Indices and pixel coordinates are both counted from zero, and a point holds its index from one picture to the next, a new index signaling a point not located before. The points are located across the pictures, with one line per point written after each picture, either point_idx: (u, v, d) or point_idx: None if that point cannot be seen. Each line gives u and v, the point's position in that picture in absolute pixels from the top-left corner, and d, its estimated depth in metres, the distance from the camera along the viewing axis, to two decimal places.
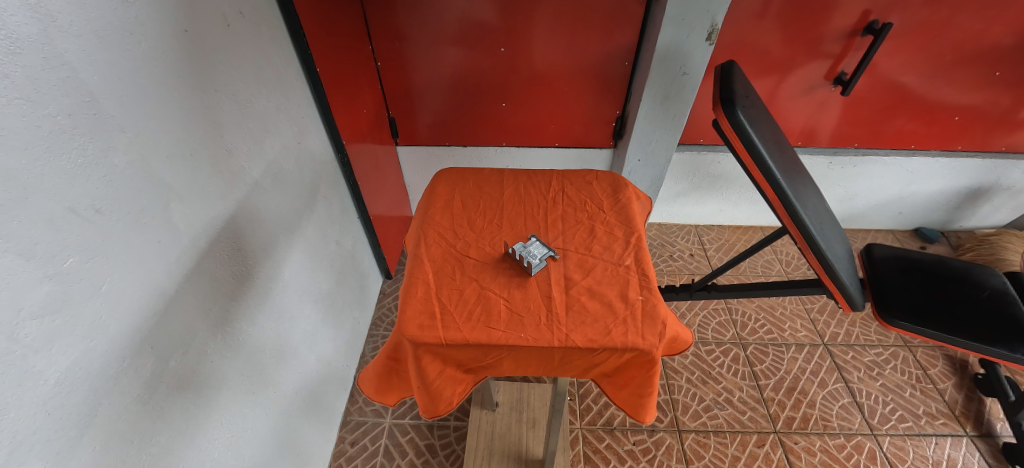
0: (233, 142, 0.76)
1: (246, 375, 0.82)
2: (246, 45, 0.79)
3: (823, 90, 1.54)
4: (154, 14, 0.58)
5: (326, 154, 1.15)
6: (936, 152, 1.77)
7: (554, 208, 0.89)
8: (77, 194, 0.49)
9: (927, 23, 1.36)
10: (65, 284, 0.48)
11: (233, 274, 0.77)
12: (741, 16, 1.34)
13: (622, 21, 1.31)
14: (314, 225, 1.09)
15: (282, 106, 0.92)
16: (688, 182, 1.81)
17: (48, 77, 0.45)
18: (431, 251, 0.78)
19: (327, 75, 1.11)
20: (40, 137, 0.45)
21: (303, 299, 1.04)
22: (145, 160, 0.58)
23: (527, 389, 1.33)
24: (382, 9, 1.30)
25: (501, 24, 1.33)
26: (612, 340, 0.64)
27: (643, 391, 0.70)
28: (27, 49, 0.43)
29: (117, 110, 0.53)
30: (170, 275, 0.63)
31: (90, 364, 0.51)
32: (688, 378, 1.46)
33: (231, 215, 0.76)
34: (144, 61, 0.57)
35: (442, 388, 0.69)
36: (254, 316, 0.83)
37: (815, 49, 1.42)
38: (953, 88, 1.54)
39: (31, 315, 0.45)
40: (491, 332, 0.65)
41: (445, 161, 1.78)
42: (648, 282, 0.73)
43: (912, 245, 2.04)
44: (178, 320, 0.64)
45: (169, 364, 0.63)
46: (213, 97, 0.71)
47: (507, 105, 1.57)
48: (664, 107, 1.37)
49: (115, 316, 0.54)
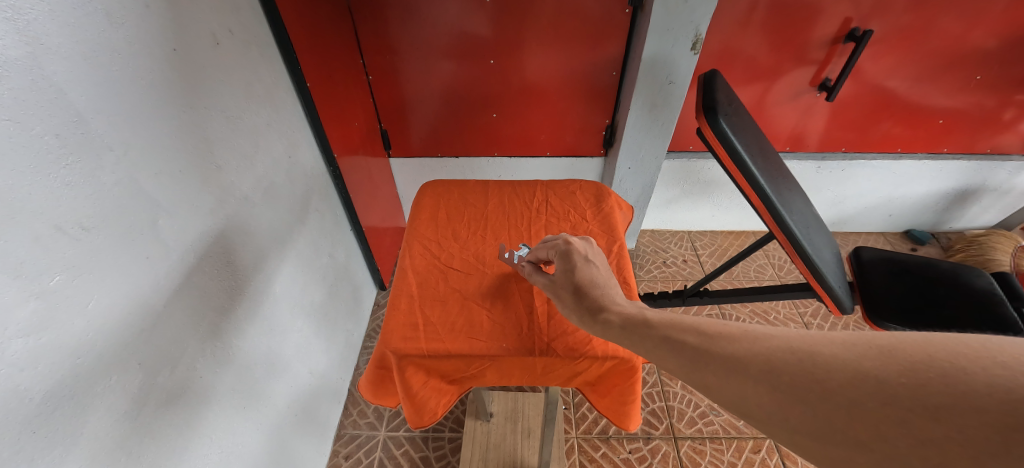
0: (223, 158, 0.77)
1: (237, 390, 0.82)
2: (236, 63, 0.81)
3: (809, 96, 1.57)
4: (142, 34, 0.60)
5: (317, 167, 1.16)
6: (922, 155, 1.79)
7: (538, 219, 0.90)
8: (64, 213, 0.49)
9: (908, 29, 1.38)
10: (51, 303, 0.48)
11: (223, 288, 0.77)
12: (725, 25, 1.37)
13: (609, 32, 1.33)
14: (306, 238, 1.09)
15: (273, 121, 0.94)
16: (679, 189, 1.83)
17: (35, 98, 0.46)
18: (416, 262, 0.79)
19: (318, 89, 1.13)
20: (26, 158, 0.46)
21: (295, 312, 1.04)
22: (133, 177, 0.58)
23: (521, 399, 1.34)
24: (372, 23, 1.32)
25: (490, 36, 1.35)
26: (593, 349, 0.65)
27: (626, 399, 0.70)
28: (15, 72, 0.44)
29: (105, 129, 0.54)
30: (159, 291, 0.63)
31: (77, 381, 0.51)
32: (683, 385, 1.46)
33: (221, 230, 0.76)
34: (133, 80, 0.58)
35: (427, 399, 0.69)
36: (244, 330, 0.83)
37: (800, 56, 1.45)
38: (935, 91, 1.57)
39: (18, 333, 0.45)
40: (473, 342, 0.66)
41: (438, 172, 1.79)
42: (629, 290, 0.73)
43: (902, 247, 2.06)
44: (166, 335, 0.64)
45: (157, 379, 0.63)
46: (203, 113, 0.72)
47: (498, 116, 1.59)
48: (652, 115, 1.39)
49: (103, 333, 0.54)
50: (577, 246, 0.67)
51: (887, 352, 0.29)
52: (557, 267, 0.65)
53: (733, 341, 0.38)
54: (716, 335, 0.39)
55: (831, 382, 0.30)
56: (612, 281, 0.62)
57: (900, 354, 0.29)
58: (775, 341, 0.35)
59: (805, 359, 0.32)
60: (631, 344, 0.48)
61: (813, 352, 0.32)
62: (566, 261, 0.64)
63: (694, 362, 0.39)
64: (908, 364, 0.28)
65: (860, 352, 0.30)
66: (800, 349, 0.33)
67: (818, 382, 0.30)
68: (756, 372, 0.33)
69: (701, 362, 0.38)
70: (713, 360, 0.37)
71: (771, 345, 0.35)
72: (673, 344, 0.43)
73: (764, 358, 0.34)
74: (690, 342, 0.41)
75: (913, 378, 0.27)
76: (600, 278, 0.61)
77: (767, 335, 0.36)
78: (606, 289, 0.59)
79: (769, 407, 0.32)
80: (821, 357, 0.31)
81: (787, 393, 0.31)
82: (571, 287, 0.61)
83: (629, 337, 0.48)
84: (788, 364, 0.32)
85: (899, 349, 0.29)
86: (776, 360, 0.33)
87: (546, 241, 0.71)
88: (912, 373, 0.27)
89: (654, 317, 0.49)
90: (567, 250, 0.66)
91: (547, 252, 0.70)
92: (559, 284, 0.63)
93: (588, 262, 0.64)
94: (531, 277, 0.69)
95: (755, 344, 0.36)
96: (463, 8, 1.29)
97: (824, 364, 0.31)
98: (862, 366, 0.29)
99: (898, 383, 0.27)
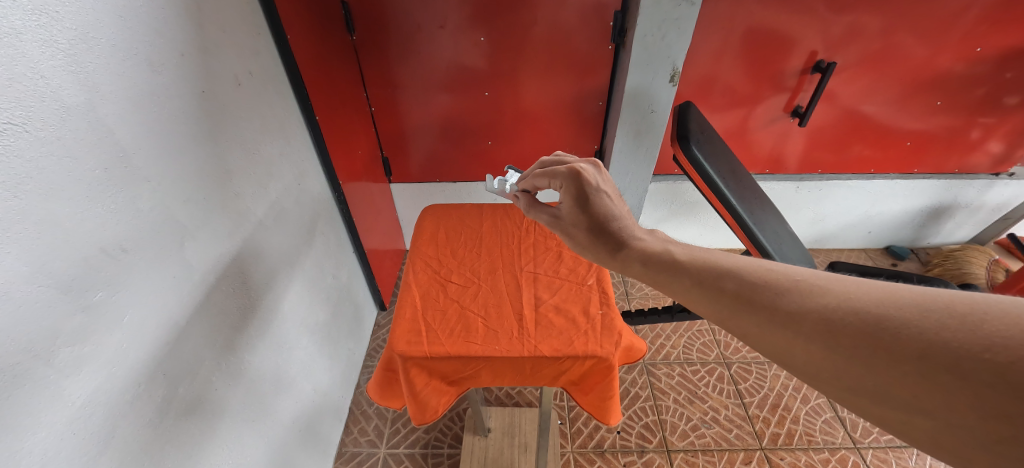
0: (240, 186, 0.84)
1: (247, 403, 0.86)
2: (254, 100, 0.89)
3: (784, 122, 1.68)
4: (178, 79, 0.67)
5: (323, 193, 1.24)
6: (894, 175, 1.90)
7: (527, 236, 0.97)
8: (107, 236, 0.56)
9: (870, 60, 1.50)
10: (93, 315, 0.54)
11: (237, 306, 0.83)
12: (702, 58, 1.48)
13: (595, 65, 1.44)
14: (312, 260, 1.15)
15: (285, 151, 1.02)
16: (667, 209, 1.91)
17: (90, 138, 0.53)
18: (418, 276, 0.86)
19: (326, 121, 1.22)
20: (80, 188, 0.52)
21: (301, 330, 1.09)
22: (165, 204, 0.65)
23: (518, 414, 1.37)
24: (376, 60, 1.43)
25: (487, 69, 1.46)
26: (575, 349, 0.71)
27: (606, 394, 0.76)
28: (75, 116, 0.51)
29: (144, 163, 0.61)
30: (183, 308, 0.69)
31: (110, 389, 0.57)
32: (675, 399, 1.50)
33: (237, 251, 0.82)
34: (169, 119, 0.66)
35: (429, 398, 0.75)
36: (255, 347, 0.89)
37: (773, 85, 1.56)
38: (903, 116, 1.67)
39: (65, 342, 0.51)
40: (469, 345, 0.72)
41: (436, 196, 1.87)
42: (608, 298, 0.80)
43: (884, 263, 2.14)
44: (186, 349, 0.70)
45: (178, 391, 0.68)
46: (225, 146, 0.79)
47: (494, 143, 1.69)
48: (638, 141, 1.49)
49: (133, 346, 0.60)
50: (583, 176, 0.70)
51: (968, 322, 0.31)
52: (564, 203, 0.71)
53: (786, 296, 0.41)
54: (764, 286, 0.43)
55: (900, 350, 0.33)
56: (621, 211, 0.68)
57: (981, 326, 0.31)
58: (835, 299, 0.38)
59: (871, 324, 0.35)
60: (659, 281, 0.55)
61: (881, 317, 0.35)
62: (574, 197, 0.69)
63: (737, 310, 0.44)
64: (992, 336, 0.30)
65: (937, 320, 0.33)
66: (864, 311, 0.36)
67: (884, 347, 0.34)
68: (814, 333, 0.37)
69: (747, 309, 0.43)
70: (763, 314, 0.42)
71: (831, 305, 0.38)
72: (712, 289, 0.47)
73: (822, 319, 0.38)
74: (729, 289, 0.46)
75: (999, 354, 0.29)
76: (609, 211, 0.67)
77: (826, 292, 0.39)
78: (617, 222, 0.66)
79: (824, 366, 0.37)
80: (891, 324, 0.34)
81: (848, 356, 0.35)
82: (583, 225, 0.67)
83: (658, 278, 0.55)
84: (851, 328, 0.36)
85: (982, 320, 0.31)
86: (837, 323, 0.37)
87: (547, 172, 0.74)
88: (997, 348, 0.29)
89: (681, 256, 0.54)
90: (573, 181, 0.70)
91: (549, 182, 0.74)
92: (569, 221, 0.70)
93: (601, 192, 0.69)
94: (535, 209, 0.76)
95: (811, 301, 0.39)
96: (460, 46, 1.39)
97: (894, 332, 0.34)
98: (938, 336, 0.32)
99: (981, 358, 0.29)
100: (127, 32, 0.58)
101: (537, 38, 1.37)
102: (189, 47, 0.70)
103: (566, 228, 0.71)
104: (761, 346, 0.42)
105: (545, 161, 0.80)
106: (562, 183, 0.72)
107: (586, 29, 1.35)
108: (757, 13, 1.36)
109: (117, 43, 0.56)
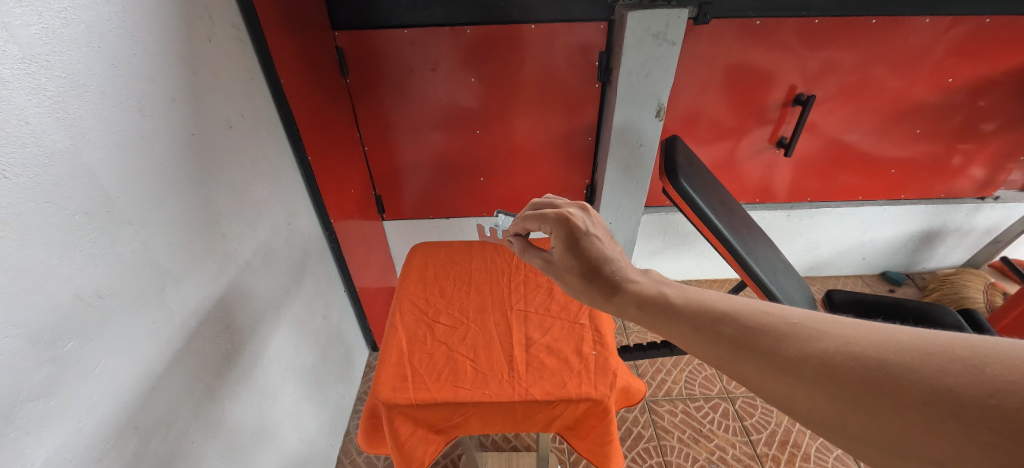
0: (228, 228, 0.83)
1: (226, 457, 0.81)
2: (243, 142, 0.89)
3: (770, 152, 1.71)
4: (166, 123, 0.67)
5: (314, 232, 1.23)
6: (883, 201, 1.93)
7: (517, 273, 0.95)
8: (83, 281, 0.54)
9: (848, 92, 1.55)
10: (62, 367, 0.52)
11: (218, 352, 0.80)
12: (687, 93, 1.53)
13: (583, 103, 1.48)
14: (301, 300, 1.13)
15: (275, 193, 1.01)
16: (661, 240, 1.92)
17: (70, 181, 0.52)
18: (405, 318, 0.84)
19: (319, 161, 1.23)
20: (57, 233, 0.51)
21: (287, 375, 1.05)
22: (148, 248, 0.64)
23: (514, 460, 1.30)
24: (370, 101, 1.46)
25: (478, 108, 1.49)
26: (568, 392, 0.68)
27: (604, 439, 0.73)
28: (58, 161, 0.51)
29: (127, 206, 0.60)
30: (160, 356, 0.66)
31: (75, 445, 0.53)
32: (680, 438, 1.44)
33: (221, 294, 0.80)
34: (157, 163, 0.66)
35: (415, 448, 0.71)
36: (238, 395, 0.85)
37: (758, 117, 1.60)
38: (886, 144, 1.72)
39: (28, 397, 0.48)
40: (457, 390, 0.69)
41: (430, 232, 1.88)
42: (601, 338, 0.78)
43: (881, 289, 2.15)
44: (162, 399, 0.67)
45: (151, 444, 0.64)
46: (213, 188, 0.79)
47: (486, 180, 1.71)
48: (628, 176, 1.51)
49: (104, 397, 0.57)
50: (573, 220, 0.70)
51: (971, 366, 0.31)
52: (554, 246, 0.70)
53: (784, 340, 0.40)
54: (761, 330, 0.42)
55: (904, 395, 0.32)
56: (613, 253, 0.67)
57: (984, 369, 0.30)
58: (833, 344, 0.37)
59: (872, 368, 0.34)
60: (655, 325, 0.54)
61: (883, 362, 0.34)
62: (565, 240, 0.68)
63: (738, 356, 0.42)
64: (996, 381, 0.29)
65: (938, 364, 0.32)
66: (863, 356, 0.35)
67: (889, 394, 0.33)
68: (816, 379, 0.36)
69: (747, 356, 0.42)
70: (764, 361, 0.40)
71: (831, 348, 0.37)
72: (710, 334, 0.46)
73: (823, 363, 0.36)
74: (727, 334, 0.44)
75: (1006, 399, 0.28)
76: (602, 252, 0.67)
77: (824, 336, 0.38)
78: (611, 264, 0.65)
79: (828, 413, 0.35)
80: (893, 368, 0.33)
81: (852, 403, 0.34)
82: (576, 269, 0.67)
83: (654, 322, 0.53)
84: (853, 373, 0.35)
85: (984, 363, 0.30)
86: (838, 369, 0.35)
87: (536, 215, 0.73)
88: (1003, 393, 0.28)
89: (675, 299, 0.53)
90: (562, 227, 0.69)
91: (538, 226, 0.73)
92: (561, 265, 0.69)
93: (592, 235, 0.69)
94: (528, 253, 0.76)
95: (810, 345, 0.38)
96: (451, 87, 1.44)
97: (897, 377, 0.33)
98: (940, 382, 0.31)
99: (986, 404, 0.28)
100: (118, 79, 0.59)
101: (525, 78, 1.42)
102: (181, 93, 0.71)
103: (558, 272, 0.70)
104: (761, 391, 0.41)
105: (535, 203, 0.79)
106: (552, 227, 0.71)
107: (572, 68, 1.40)
108: (736, 51, 1.42)
109: (106, 88, 0.57)
